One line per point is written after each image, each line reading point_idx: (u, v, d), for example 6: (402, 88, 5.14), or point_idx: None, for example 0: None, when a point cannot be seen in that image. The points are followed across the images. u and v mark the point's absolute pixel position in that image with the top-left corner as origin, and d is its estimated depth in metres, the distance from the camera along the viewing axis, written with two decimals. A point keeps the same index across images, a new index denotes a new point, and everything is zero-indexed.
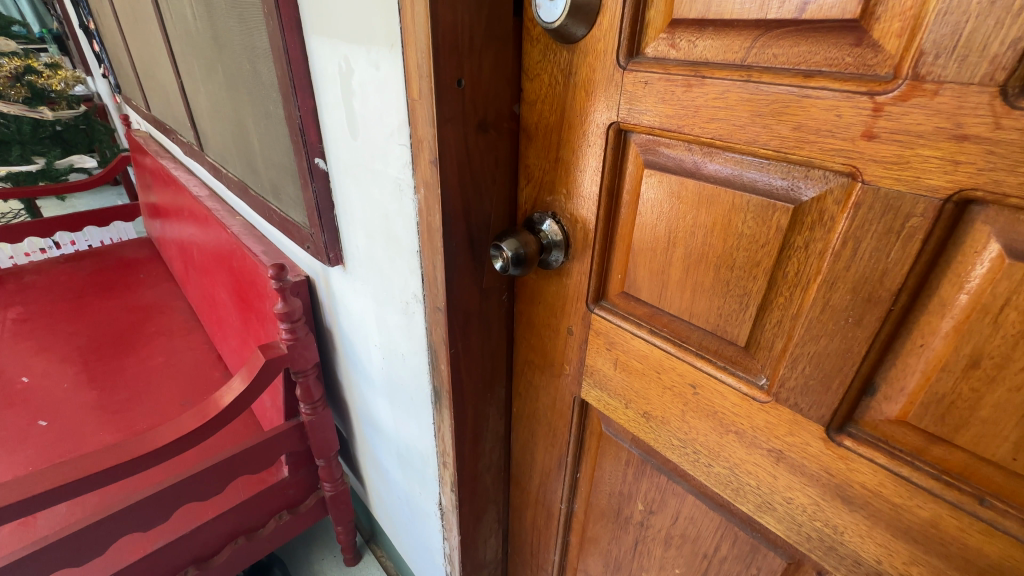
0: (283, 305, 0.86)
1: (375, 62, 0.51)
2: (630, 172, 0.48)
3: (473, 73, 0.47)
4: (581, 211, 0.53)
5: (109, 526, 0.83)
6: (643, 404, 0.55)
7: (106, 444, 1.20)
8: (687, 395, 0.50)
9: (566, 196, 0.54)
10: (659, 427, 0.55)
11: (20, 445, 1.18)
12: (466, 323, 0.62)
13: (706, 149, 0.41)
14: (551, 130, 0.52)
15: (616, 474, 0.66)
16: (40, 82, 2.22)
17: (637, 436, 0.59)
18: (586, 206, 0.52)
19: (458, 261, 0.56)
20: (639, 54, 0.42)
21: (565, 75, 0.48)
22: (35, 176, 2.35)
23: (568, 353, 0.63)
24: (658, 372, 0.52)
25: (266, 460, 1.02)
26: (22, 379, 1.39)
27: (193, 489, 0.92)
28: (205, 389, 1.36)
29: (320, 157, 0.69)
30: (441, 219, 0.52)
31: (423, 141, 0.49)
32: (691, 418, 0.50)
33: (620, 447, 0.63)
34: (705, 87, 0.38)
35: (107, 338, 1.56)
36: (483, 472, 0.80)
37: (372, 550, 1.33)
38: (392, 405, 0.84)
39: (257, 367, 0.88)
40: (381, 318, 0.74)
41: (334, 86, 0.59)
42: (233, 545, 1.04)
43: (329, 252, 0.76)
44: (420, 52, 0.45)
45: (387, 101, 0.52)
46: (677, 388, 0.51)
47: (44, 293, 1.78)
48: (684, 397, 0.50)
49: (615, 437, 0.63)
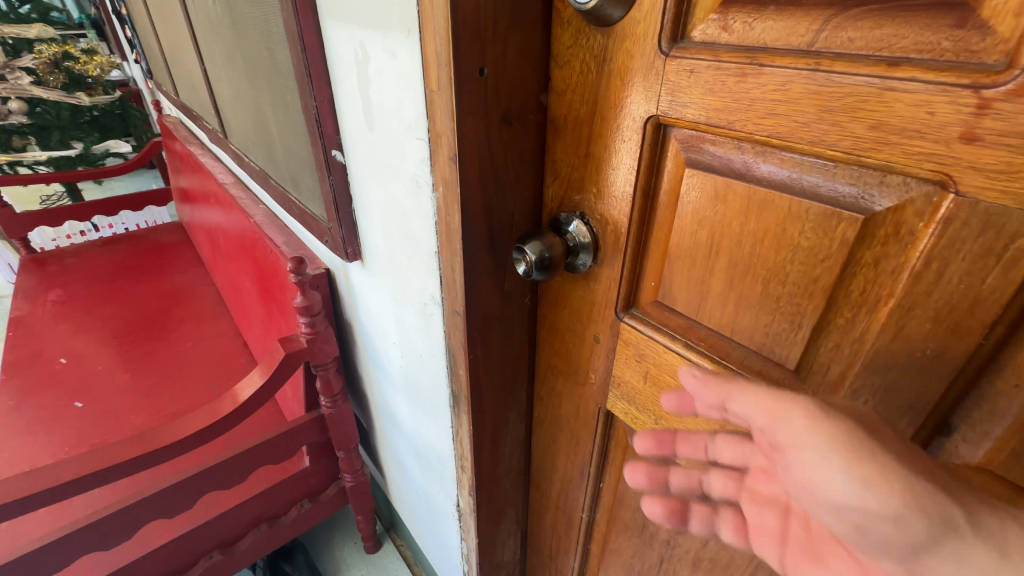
0: (302, 299, 0.85)
1: (391, 50, 0.47)
2: (669, 171, 0.43)
3: (496, 61, 0.43)
4: (612, 212, 0.48)
5: (135, 513, 0.85)
6: (675, 422, 0.51)
7: (137, 427, 1.23)
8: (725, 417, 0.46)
9: (596, 196, 0.49)
10: None
11: (58, 426, 1.22)
12: (487, 327, 0.58)
13: (758, 148, 0.36)
14: (581, 122, 0.47)
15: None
16: (77, 68, 2.29)
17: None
18: (617, 206, 0.48)
19: (478, 264, 0.53)
20: (684, 39, 0.37)
21: (599, 62, 0.43)
22: (74, 161, 2.42)
23: (594, 361, 0.59)
24: None
25: (288, 451, 1.02)
26: (61, 361, 1.44)
27: (216, 478, 0.93)
28: (231, 374, 1.39)
29: (337, 149, 0.66)
30: (460, 220, 0.49)
31: (442, 135, 0.45)
32: None
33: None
34: (762, 77, 0.33)
35: (140, 322, 1.60)
36: (502, 476, 0.77)
37: (392, 538, 1.34)
38: (410, 403, 0.83)
39: (277, 361, 0.88)
40: (399, 317, 0.71)
41: (351, 74, 0.56)
42: (256, 532, 1.05)
43: (347, 247, 0.73)
44: (439, 38, 0.41)
45: (404, 90, 0.48)
46: None
47: (83, 276, 1.84)
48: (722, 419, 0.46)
49: None
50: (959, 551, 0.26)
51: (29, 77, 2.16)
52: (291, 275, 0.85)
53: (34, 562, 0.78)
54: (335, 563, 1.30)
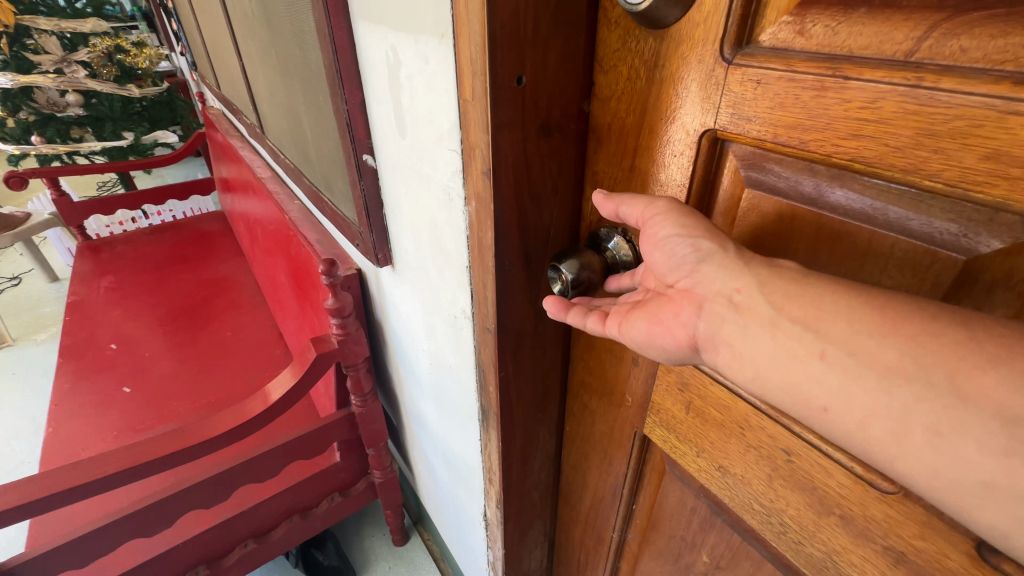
0: (334, 301, 0.85)
1: (424, 55, 0.45)
2: (726, 190, 0.39)
3: (535, 68, 0.39)
4: None
5: (174, 502, 0.88)
6: (718, 456, 0.48)
7: (179, 414, 1.28)
8: (776, 459, 0.42)
9: None
10: (735, 485, 0.47)
11: (109, 409, 1.29)
12: (519, 344, 0.56)
13: (835, 172, 0.32)
14: (627, 132, 0.43)
15: (678, 517, 0.59)
16: (128, 61, 2.38)
17: (706, 486, 0.51)
18: None
19: (510, 281, 0.50)
20: (750, 44, 0.33)
21: (650, 68, 0.39)
22: (126, 151, 2.52)
23: (631, 384, 0.56)
24: (741, 428, 0.44)
25: (320, 447, 1.04)
26: (112, 347, 1.51)
27: (250, 472, 0.95)
28: (268, 365, 1.42)
29: (369, 153, 0.64)
30: (493, 236, 0.46)
31: (476, 148, 0.42)
32: (779, 486, 0.42)
33: (685, 491, 0.56)
34: (847, 92, 0.28)
35: (184, 310, 1.66)
36: (531, 489, 0.75)
37: (419, 532, 1.36)
38: (439, 410, 0.81)
39: (308, 362, 0.88)
40: (429, 326, 0.70)
41: (383, 78, 0.53)
42: (288, 522, 1.08)
43: (377, 252, 0.72)
44: (474, 45, 0.37)
45: (435, 98, 0.45)
46: (766, 451, 0.42)
47: (133, 263, 1.93)
48: (773, 460, 0.42)
49: (680, 481, 0.56)
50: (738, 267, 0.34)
51: (85, 70, 2.25)
52: (323, 277, 0.85)
53: (82, 545, 0.82)
54: (364, 554, 1.32)
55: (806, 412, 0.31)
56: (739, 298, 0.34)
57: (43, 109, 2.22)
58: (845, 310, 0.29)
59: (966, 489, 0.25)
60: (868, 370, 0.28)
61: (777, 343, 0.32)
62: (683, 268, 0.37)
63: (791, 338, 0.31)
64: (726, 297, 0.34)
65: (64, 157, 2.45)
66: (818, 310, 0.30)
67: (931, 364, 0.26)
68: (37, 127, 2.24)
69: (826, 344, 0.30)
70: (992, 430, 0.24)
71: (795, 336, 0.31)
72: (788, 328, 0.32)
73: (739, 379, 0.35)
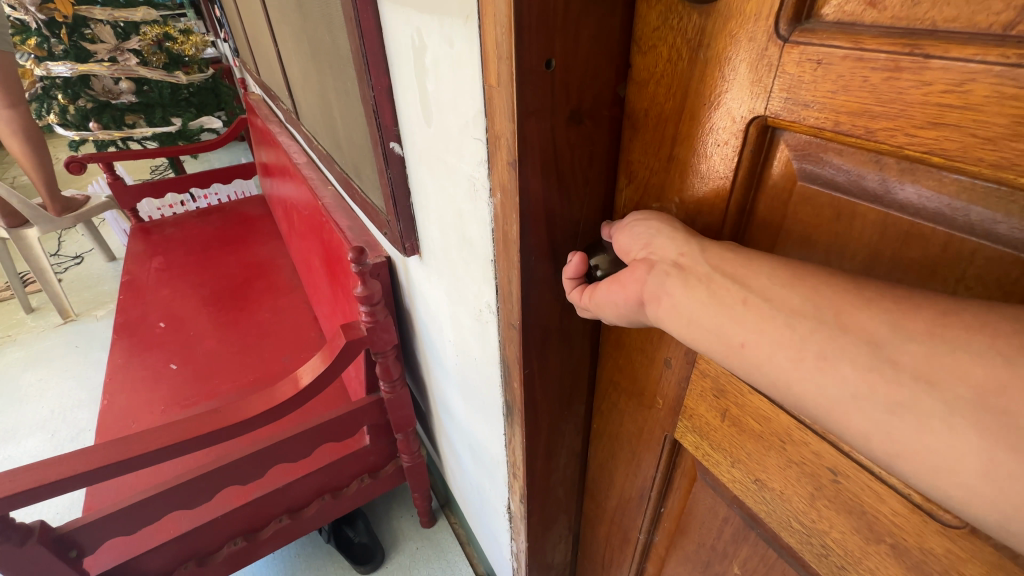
0: (363, 289, 0.85)
1: (449, 38, 0.42)
2: (774, 184, 0.35)
3: (566, 50, 0.37)
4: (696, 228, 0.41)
5: (213, 478, 0.92)
6: (755, 467, 0.45)
7: (220, 391, 1.34)
8: (821, 478, 0.38)
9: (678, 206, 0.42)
10: (774, 500, 0.44)
11: (157, 384, 1.36)
12: (545, 341, 0.54)
13: (905, 166, 0.28)
14: (665, 119, 0.39)
15: (709, 527, 0.56)
16: (175, 48, 2.45)
17: (741, 497, 0.48)
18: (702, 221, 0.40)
19: (535, 276, 0.48)
20: (810, 20, 0.29)
21: (694, 48, 0.35)
22: (174, 136, 2.62)
23: (662, 386, 0.53)
24: (782, 441, 0.41)
25: (350, 430, 1.06)
26: (160, 325, 1.59)
27: (284, 451, 0.98)
28: (303, 347, 1.47)
29: (395, 141, 0.62)
30: (518, 229, 0.43)
31: (502, 137, 0.40)
32: (823, 507, 0.39)
33: (718, 501, 0.53)
34: (928, 73, 0.24)
35: (226, 291, 1.73)
36: (556, 485, 0.74)
37: (446, 515, 1.38)
38: (465, 401, 0.81)
39: (338, 348, 0.89)
40: (455, 317, 0.68)
41: (409, 64, 0.51)
42: (320, 501, 1.11)
43: (405, 242, 0.71)
44: (499, 27, 0.35)
45: (460, 82, 0.43)
46: (810, 468, 0.39)
47: (181, 245, 2.01)
48: (817, 478, 0.39)
49: (713, 489, 0.53)
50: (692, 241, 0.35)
51: (136, 58, 2.34)
52: (352, 265, 0.85)
53: (130, 514, 0.87)
54: (393, 534, 1.36)
55: (724, 352, 0.31)
56: (683, 261, 0.35)
57: (99, 97, 2.32)
58: (771, 263, 0.30)
59: (843, 406, 0.26)
60: (778, 312, 0.29)
61: (709, 294, 0.32)
62: (639, 243, 0.38)
63: (721, 288, 0.32)
64: (673, 260, 0.35)
65: (118, 142, 2.57)
66: (747, 267, 0.31)
67: (825, 305, 0.27)
68: (94, 113, 2.36)
69: (749, 292, 0.30)
70: (860, 351, 0.25)
71: (727, 291, 0.32)
72: (723, 285, 0.32)
73: (675, 333, 0.35)
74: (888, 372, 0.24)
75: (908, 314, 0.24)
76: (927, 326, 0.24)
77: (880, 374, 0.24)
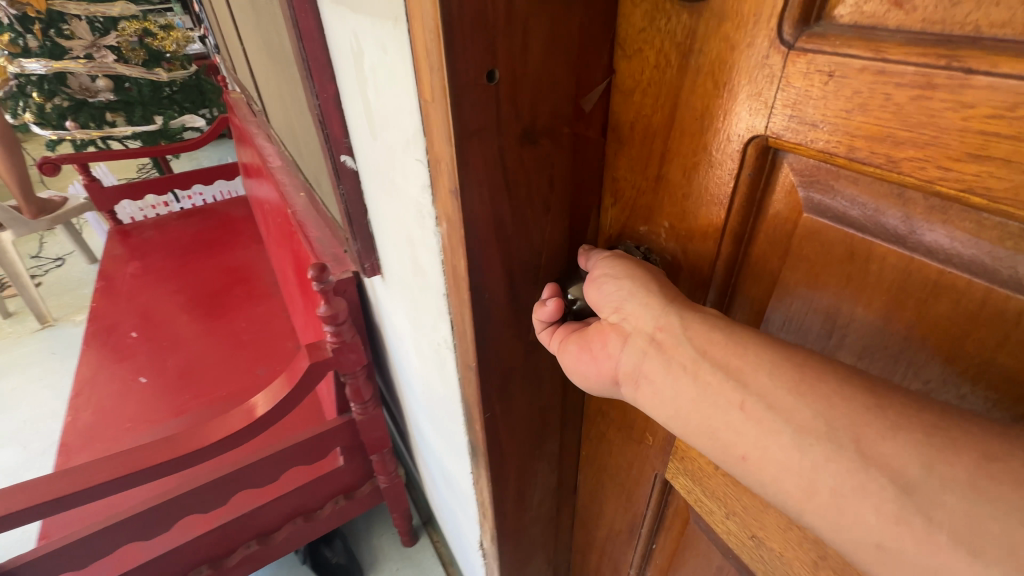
0: (326, 308, 0.80)
1: (383, 46, 0.36)
2: (776, 213, 0.30)
3: (513, 63, 0.31)
4: (686, 256, 0.36)
5: (173, 508, 0.86)
6: (751, 521, 0.40)
7: (188, 408, 1.27)
8: (827, 547, 0.34)
9: (667, 230, 0.36)
10: (772, 563, 0.39)
11: (125, 400, 1.30)
12: (506, 380, 0.48)
13: (934, 205, 0.23)
14: (654, 132, 0.34)
15: (702, 573, 0.51)
16: (155, 44, 2.36)
17: (737, 554, 0.43)
18: (693, 250, 0.35)
19: (494, 315, 0.43)
20: (820, 22, 0.24)
21: (683, 52, 0.29)
22: (156, 135, 2.54)
23: (654, 421, 0.48)
24: None
25: (320, 453, 1.00)
26: (132, 335, 1.52)
27: (250, 477, 0.92)
28: (279, 359, 1.41)
29: (347, 153, 0.57)
30: (467, 267, 0.38)
31: (442, 161, 0.34)
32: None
33: (711, 549, 0.49)
34: (968, 95, 0.20)
35: (204, 298, 1.67)
36: (530, 524, 0.69)
37: (427, 533, 1.32)
38: (435, 430, 0.75)
39: (300, 372, 0.83)
40: (419, 346, 0.63)
41: (352, 72, 0.46)
42: (291, 525, 1.06)
43: (364, 262, 0.66)
44: (429, 35, 0.29)
45: (398, 93, 0.38)
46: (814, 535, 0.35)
47: (160, 248, 1.94)
48: (821, 546, 0.35)
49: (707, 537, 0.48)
50: (667, 313, 0.32)
51: (113, 55, 2.25)
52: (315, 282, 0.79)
53: (80, 548, 0.81)
54: (374, 552, 1.30)
55: (723, 458, 0.30)
56: (660, 337, 0.32)
57: (76, 95, 2.25)
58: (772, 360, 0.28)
59: (864, 550, 0.24)
60: (785, 425, 0.27)
61: (697, 386, 0.31)
62: (610, 305, 0.35)
63: (711, 383, 0.30)
64: (648, 337, 0.33)
65: (98, 141, 2.49)
66: (738, 358, 0.29)
67: (842, 426, 0.25)
68: (71, 112, 2.28)
69: (747, 396, 0.28)
70: (889, 493, 0.23)
71: (716, 383, 0.30)
72: (708, 373, 0.30)
73: (654, 412, 0.34)
74: (917, 525, 0.22)
75: (945, 455, 0.23)
76: (968, 476, 0.22)
77: (908, 524, 0.23)
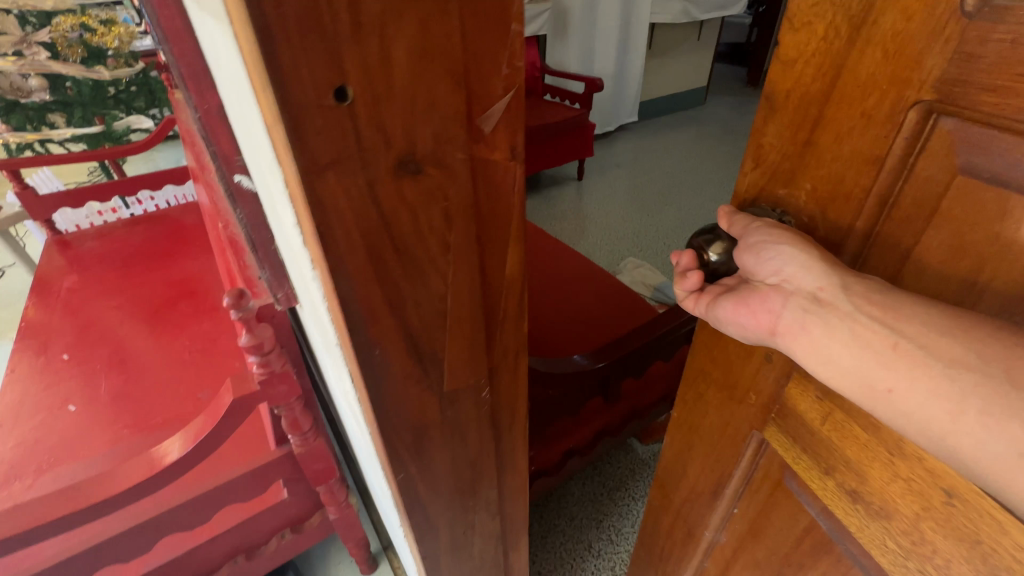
0: (249, 338, 0.75)
1: (241, 80, 0.38)
2: (926, 176, 0.32)
3: (369, 92, 0.34)
4: (828, 218, 0.38)
5: (105, 551, 0.79)
6: (853, 478, 0.41)
7: (117, 441, 1.13)
8: (931, 497, 0.36)
9: (810, 193, 0.38)
10: (874, 515, 0.40)
11: (46, 434, 1.15)
12: (398, 403, 0.52)
13: None
14: (809, 99, 0.36)
15: (784, 537, 0.52)
16: (95, 40, 2.15)
17: (830, 509, 0.45)
18: (837, 212, 0.37)
19: (383, 335, 0.46)
20: None
21: (853, 24, 0.32)
22: (99, 138, 2.30)
23: (759, 382, 0.49)
24: (891, 454, 0.38)
25: (259, 489, 0.91)
26: (64, 356, 1.35)
27: (182, 520, 0.84)
28: (215, 383, 1.28)
29: (242, 174, 0.61)
30: (342, 303, 0.42)
31: (296, 194, 0.37)
32: (928, 527, 0.36)
33: (803, 511, 0.49)
34: None
35: (148, 313, 1.51)
36: (463, 529, 0.73)
37: (388, 559, 1.23)
38: (366, 447, 0.78)
39: (222, 410, 0.75)
40: (335, 369, 0.64)
41: (233, 103, 0.48)
42: (232, 564, 0.99)
43: (277, 292, 0.70)
44: (262, 84, 0.32)
45: (259, 134, 0.41)
46: (919, 485, 0.36)
47: (102, 258, 1.76)
48: (927, 498, 0.36)
49: (799, 496, 0.49)
50: (828, 273, 0.35)
51: (46, 51, 2.06)
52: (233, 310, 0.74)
53: None
54: None
55: (869, 395, 0.34)
56: (822, 296, 0.35)
57: (6, 94, 2.03)
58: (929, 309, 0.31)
59: (1004, 462, 0.28)
60: (935, 360, 0.31)
61: (851, 336, 0.34)
62: (768, 270, 0.38)
63: (865, 331, 0.33)
64: (812, 295, 0.36)
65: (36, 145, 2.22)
66: (895, 311, 0.32)
67: (996, 359, 0.29)
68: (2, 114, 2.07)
69: (899, 337, 0.32)
70: None
71: (871, 334, 0.33)
72: (868, 327, 0.33)
73: (806, 364, 0.37)
74: None
75: None
76: None
77: None
